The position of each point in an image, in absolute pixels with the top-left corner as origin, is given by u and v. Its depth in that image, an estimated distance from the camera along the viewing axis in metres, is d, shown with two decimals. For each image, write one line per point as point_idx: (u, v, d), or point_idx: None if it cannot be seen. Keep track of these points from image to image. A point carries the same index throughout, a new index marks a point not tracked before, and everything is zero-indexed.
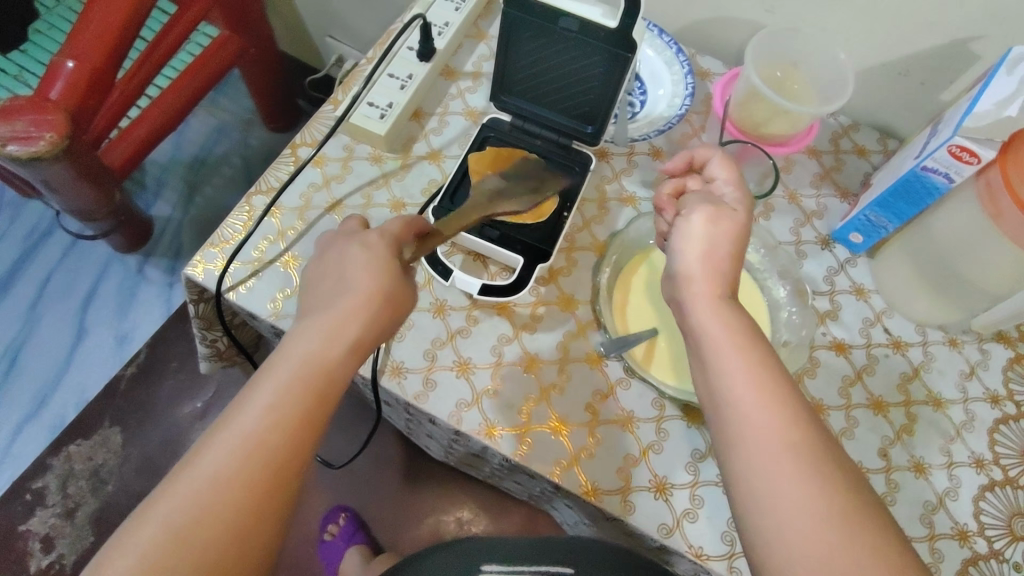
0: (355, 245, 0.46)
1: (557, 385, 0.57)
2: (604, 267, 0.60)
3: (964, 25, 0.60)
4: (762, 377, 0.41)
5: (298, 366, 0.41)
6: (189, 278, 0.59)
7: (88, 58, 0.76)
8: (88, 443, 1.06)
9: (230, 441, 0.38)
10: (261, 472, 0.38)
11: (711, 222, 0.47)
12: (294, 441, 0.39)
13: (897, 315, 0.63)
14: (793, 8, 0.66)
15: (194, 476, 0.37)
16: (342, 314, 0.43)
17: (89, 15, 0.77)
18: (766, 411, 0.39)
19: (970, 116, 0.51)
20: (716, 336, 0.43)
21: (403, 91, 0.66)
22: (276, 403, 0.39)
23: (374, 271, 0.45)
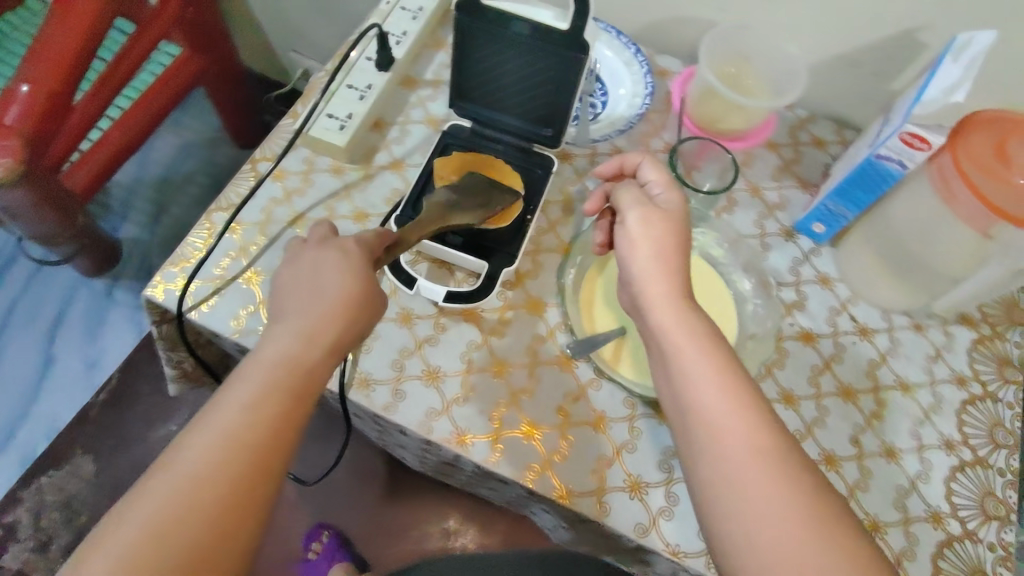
0: (331, 251, 0.46)
1: (527, 389, 0.57)
2: (569, 267, 0.61)
3: (911, 15, 0.61)
4: (726, 380, 0.41)
5: (273, 372, 0.41)
6: (149, 300, 0.59)
7: (45, 82, 0.76)
8: (59, 474, 1.04)
9: (181, 474, 0.37)
10: (217, 499, 0.36)
11: (663, 220, 0.47)
12: (257, 465, 0.38)
13: (862, 302, 0.64)
14: (745, 7, 0.67)
15: (139, 513, 0.35)
16: (322, 316, 0.43)
17: (46, 38, 0.76)
18: (731, 413, 0.39)
19: (918, 103, 0.51)
20: (678, 337, 0.43)
21: (362, 102, 0.66)
22: (235, 430, 0.38)
23: (352, 274, 0.45)
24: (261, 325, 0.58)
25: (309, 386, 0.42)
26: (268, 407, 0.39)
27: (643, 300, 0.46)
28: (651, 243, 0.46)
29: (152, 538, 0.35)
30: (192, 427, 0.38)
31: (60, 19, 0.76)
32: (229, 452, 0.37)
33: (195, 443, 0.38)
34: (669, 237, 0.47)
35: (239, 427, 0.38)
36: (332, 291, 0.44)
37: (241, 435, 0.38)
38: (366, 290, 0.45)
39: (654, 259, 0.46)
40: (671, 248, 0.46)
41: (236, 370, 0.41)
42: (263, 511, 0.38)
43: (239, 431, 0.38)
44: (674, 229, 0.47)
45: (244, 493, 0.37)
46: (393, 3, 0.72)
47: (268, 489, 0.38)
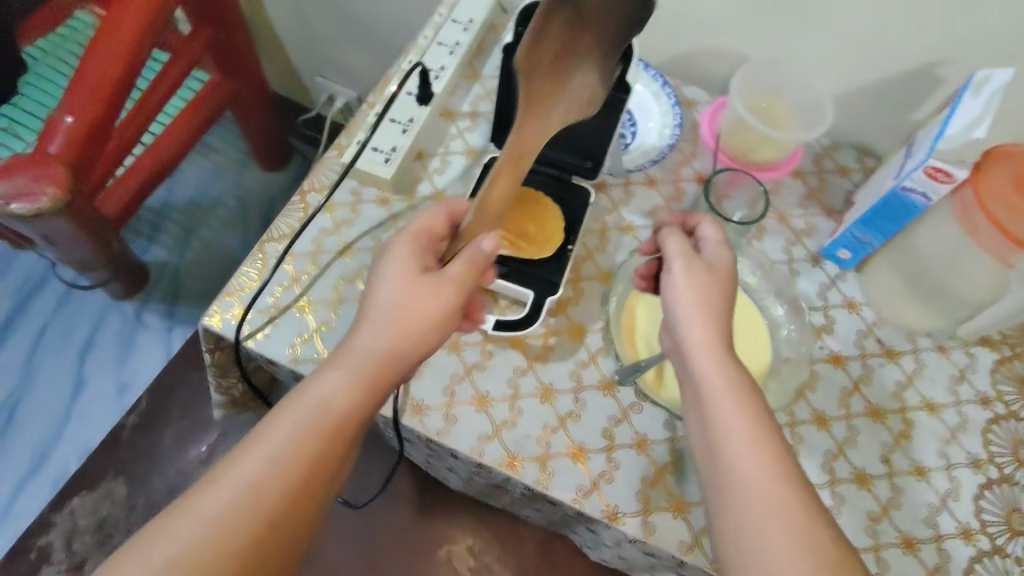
0: (393, 280, 0.51)
1: (573, 413, 0.59)
2: (612, 296, 0.63)
3: (932, 50, 0.64)
4: (751, 421, 0.45)
5: (318, 409, 0.46)
6: (207, 328, 0.61)
7: (87, 112, 0.79)
8: (92, 496, 1.06)
9: (231, 489, 0.42)
10: (257, 515, 0.42)
11: (707, 271, 0.51)
12: (297, 492, 0.43)
13: (888, 325, 0.66)
14: (771, 41, 0.71)
15: (191, 519, 0.41)
16: (370, 355, 0.48)
17: (89, 66, 0.79)
18: (753, 451, 0.43)
19: (941, 139, 0.55)
20: (710, 376, 0.47)
21: (405, 135, 0.69)
22: (280, 457, 0.44)
23: (414, 300, 0.50)
24: (316, 352, 0.60)
25: (356, 426, 0.47)
26: (313, 441, 0.45)
27: (683, 343, 0.49)
28: (694, 290, 0.50)
29: (187, 560, 0.40)
30: (248, 448, 0.44)
31: (106, 48, 0.79)
32: (275, 475, 0.43)
33: (248, 463, 0.43)
34: (712, 288, 0.50)
35: (280, 460, 0.43)
36: (388, 324, 0.49)
37: (280, 472, 0.43)
38: (422, 323, 0.49)
39: (694, 304, 0.49)
40: (712, 296, 0.50)
41: (285, 403, 0.46)
42: (293, 533, 0.43)
43: (275, 467, 0.43)
44: (713, 282, 0.50)
45: (272, 526, 0.42)
46: (431, 38, 0.75)
47: (301, 513, 0.44)
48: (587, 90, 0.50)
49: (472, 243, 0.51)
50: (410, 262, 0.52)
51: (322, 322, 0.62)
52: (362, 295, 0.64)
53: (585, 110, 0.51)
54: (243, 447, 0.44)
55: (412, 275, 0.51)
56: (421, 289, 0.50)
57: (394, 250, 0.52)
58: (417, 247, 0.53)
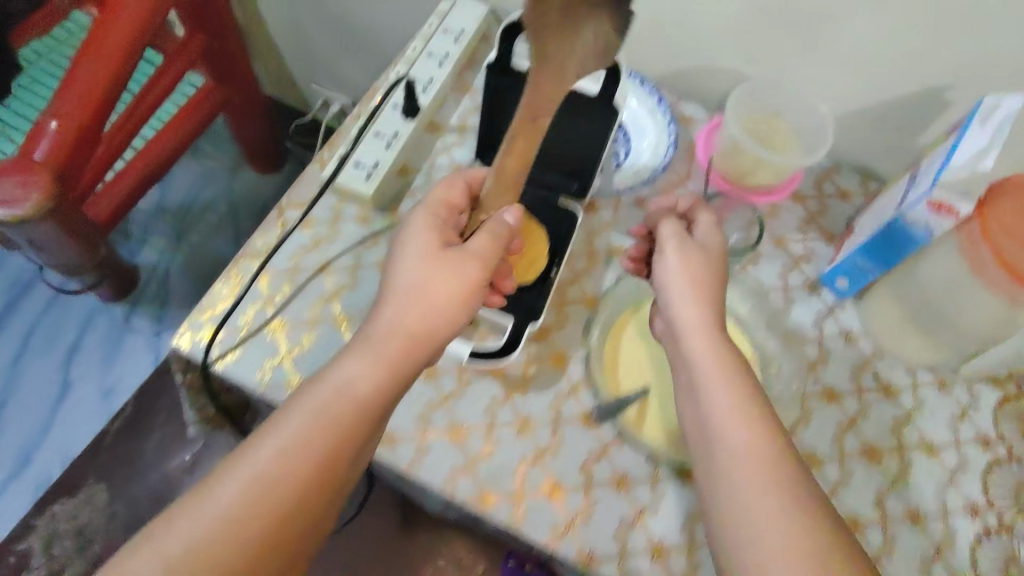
0: (411, 264, 0.50)
1: (550, 447, 0.57)
2: (594, 326, 0.61)
3: (938, 72, 0.61)
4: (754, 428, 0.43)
5: (330, 393, 0.44)
6: (177, 349, 0.60)
7: (73, 116, 0.78)
8: (74, 502, 1.05)
9: (242, 478, 0.41)
10: (272, 504, 0.41)
11: (699, 254, 0.52)
12: (313, 478, 0.42)
13: (886, 359, 0.64)
14: (770, 59, 0.68)
15: (203, 511, 0.40)
16: (386, 337, 0.47)
17: (77, 73, 0.78)
18: (750, 463, 0.41)
19: (946, 170, 0.51)
20: (710, 387, 0.45)
21: (388, 150, 0.66)
22: (290, 443, 0.42)
23: (431, 280, 0.49)
24: (286, 378, 0.59)
25: (374, 409, 0.45)
26: (326, 425, 0.43)
27: (679, 329, 0.50)
28: (689, 272, 0.51)
29: (192, 556, 0.38)
30: (258, 436, 0.43)
31: (94, 53, 0.78)
32: (287, 461, 0.42)
33: (258, 450, 0.42)
34: (704, 273, 0.51)
35: (292, 446, 0.42)
36: (408, 304, 0.48)
37: (294, 461, 0.42)
38: (440, 305, 0.48)
39: (688, 291, 0.50)
40: (705, 281, 0.51)
41: (304, 389, 0.45)
42: (310, 521, 0.42)
43: (288, 456, 0.42)
44: (708, 266, 0.51)
45: (284, 520, 0.41)
46: (421, 49, 0.73)
47: (320, 499, 0.42)
48: (600, 41, 0.48)
49: (497, 216, 0.53)
50: (432, 238, 0.51)
51: (294, 344, 0.60)
52: (336, 318, 0.62)
53: (601, 61, 0.49)
54: (253, 435, 0.43)
55: (432, 253, 0.50)
56: (435, 272, 0.49)
57: (415, 228, 0.52)
58: (438, 222, 0.53)
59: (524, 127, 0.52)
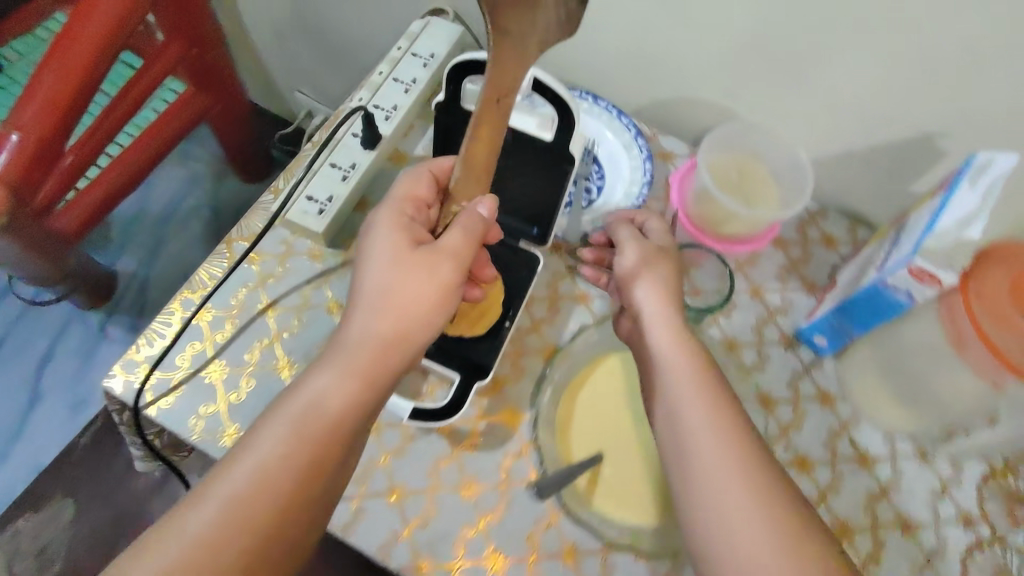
0: (381, 265, 0.46)
1: (496, 512, 0.54)
2: (546, 388, 0.57)
3: (931, 119, 0.57)
4: (732, 441, 0.42)
5: (306, 407, 0.42)
6: (108, 391, 0.57)
7: (34, 129, 0.75)
8: (38, 518, 1.04)
9: (218, 502, 0.38)
10: (252, 528, 0.38)
11: (661, 257, 0.54)
12: (294, 496, 0.40)
13: (864, 425, 0.60)
14: (753, 95, 0.64)
15: (178, 539, 0.37)
16: (363, 344, 0.44)
17: (39, 83, 0.75)
18: (731, 476, 0.41)
19: (930, 234, 0.47)
20: (685, 402, 0.45)
21: (344, 183, 0.63)
22: (266, 462, 0.40)
23: (408, 284, 0.45)
24: (220, 427, 0.56)
25: (351, 419, 0.43)
26: (304, 440, 0.41)
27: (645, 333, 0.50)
28: (653, 279, 0.52)
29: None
30: (232, 456, 0.40)
31: (57, 63, 0.74)
32: (263, 482, 0.39)
33: (233, 473, 0.39)
34: (668, 280, 0.52)
35: (270, 465, 0.40)
36: (378, 310, 0.44)
37: (271, 480, 0.39)
38: (422, 311, 0.45)
39: (653, 298, 0.51)
40: (671, 287, 0.52)
41: (276, 404, 0.43)
42: (294, 540, 0.40)
43: (264, 475, 0.39)
44: (669, 271, 0.53)
45: (265, 543, 0.39)
46: (386, 73, 0.69)
47: (302, 517, 0.40)
48: (562, 11, 0.46)
49: (472, 207, 0.48)
50: (401, 237, 0.47)
51: (232, 391, 0.57)
52: (278, 362, 0.59)
53: (563, 34, 0.47)
54: (226, 455, 0.41)
55: (399, 253, 0.46)
56: (414, 275, 0.45)
57: (379, 229, 0.48)
58: (404, 220, 0.48)
59: (489, 109, 0.47)
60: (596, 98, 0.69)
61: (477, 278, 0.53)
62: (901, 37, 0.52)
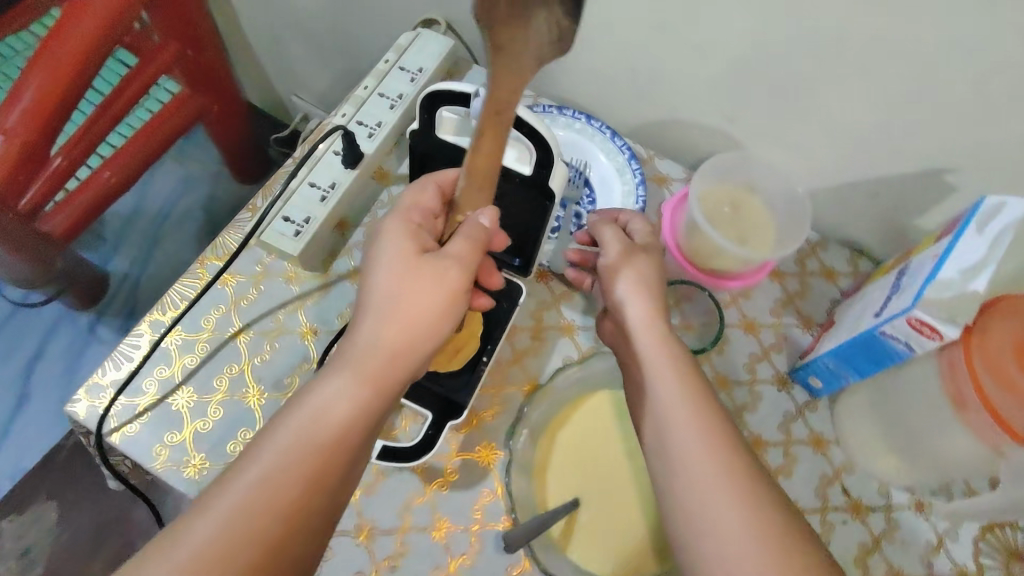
0: (395, 260, 0.42)
1: (467, 555, 0.51)
2: (521, 430, 0.54)
3: (941, 153, 0.54)
4: (729, 479, 0.37)
5: (313, 410, 0.37)
6: (72, 417, 0.55)
7: (18, 133, 0.73)
8: (20, 520, 1.03)
9: (218, 513, 0.33)
10: (255, 540, 0.33)
11: (643, 251, 0.51)
12: (302, 507, 0.35)
13: (858, 472, 0.57)
14: (753, 120, 0.61)
15: (175, 554, 0.32)
16: (378, 342, 0.40)
17: (23, 86, 0.72)
18: (727, 521, 0.36)
19: (930, 285, 0.44)
20: (672, 414, 0.41)
21: (323, 205, 0.61)
22: (272, 470, 0.35)
23: (426, 283, 0.41)
24: (185, 457, 0.54)
25: (364, 423, 0.38)
26: (313, 442, 0.36)
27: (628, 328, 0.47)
28: (636, 273, 0.49)
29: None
30: (233, 468, 0.35)
31: (43, 65, 0.72)
32: (268, 489, 0.34)
33: (234, 483, 0.34)
34: (652, 274, 0.50)
35: (275, 472, 0.35)
36: (391, 312, 0.41)
37: (277, 489, 0.34)
38: (443, 309, 0.42)
39: (635, 291, 0.48)
40: (653, 280, 0.49)
41: (283, 410, 0.38)
42: (301, 557, 0.35)
43: (271, 483, 0.35)
44: (653, 262, 0.51)
45: (269, 562, 0.33)
46: (372, 87, 0.67)
47: (312, 532, 0.35)
48: (552, 29, 0.36)
49: (472, 217, 0.44)
50: (410, 240, 0.44)
51: (199, 419, 0.55)
52: (248, 389, 0.57)
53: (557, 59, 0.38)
54: (224, 470, 0.36)
55: (410, 257, 0.43)
56: (432, 273, 0.42)
57: (388, 234, 0.44)
58: (413, 226, 0.45)
59: (488, 122, 0.39)
60: (590, 118, 0.66)
61: (483, 284, 0.51)
62: (908, 68, 0.49)
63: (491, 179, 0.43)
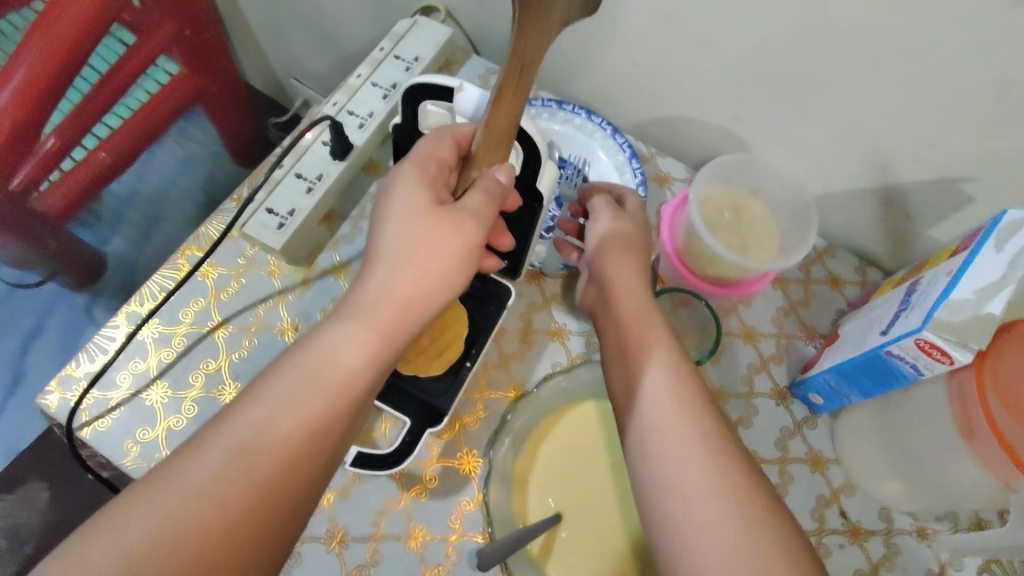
0: (414, 198, 0.39)
1: (443, 567, 0.50)
2: (502, 439, 0.51)
3: (958, 162, 0.51)
4: (715, 483, 0.35)
5: (317, 357, 0.35)
6: (43, 409, 0.53)
7: (8, 113, 0.70)
8: (10, 499, 0.97)
9: (217, 454, 0.31)
10: (252, 485, 0.31)
11: (632, 234, 0.51)
12: (301, 455, 0.33)
13: (858, 493, 0.55)
14: (760, 121, 0.58)
15: (168, 495, 0.30)
16: (391, 287, 0.37)
17: (14, 64, 0.70)
18: (714, 526, 0.33)
19: (943, 305, 0.41)
20: (654, 404, 0.39)
21: (309, 196, 0.59)
22: (272, 414, 0.33)
23: (441, 229, 0.38)
24: (157, 455, 0.52)
25: (372, 372, 0.36)
26: (317, 390, 0.34)
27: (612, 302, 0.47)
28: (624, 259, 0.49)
29: (152, 554, 0.28)
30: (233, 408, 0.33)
31: (35, 43, 0.69)
32: (266, 434, 0.32)
33: (234, 426, 0.32)
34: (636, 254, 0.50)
35: (275, 418, 0.33)
36: (403, 259, 0.38)
37: (279, 435, 0.32)
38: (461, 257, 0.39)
39: (622, 268, 0.48)
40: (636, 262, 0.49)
41: (286, 354, 0.36)
42: (301, 505, 0.33)
43: (273, 429, 0.32)
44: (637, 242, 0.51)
45: (266, 510, 0.31)
46: (365, 75, 0.64)
47: (312, 479, 0.33)
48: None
49: (487, 173, 0.41)
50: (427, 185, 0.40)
51: (172, 416, 0.53)
52: (223, 386, 0.55)
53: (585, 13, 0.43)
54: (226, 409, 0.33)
55: (425, 205, 0.39)
56: (452, 219, 0.39)
57: (401, 182, 0.40)
58: (428, 176, 0.40)
59: (510, 79, 0.38)
60: (590, 114, 0.64)
61: (494, 246, 0.48)
62: (928, 71, 0.46)
63: (509, 142, 0.41)
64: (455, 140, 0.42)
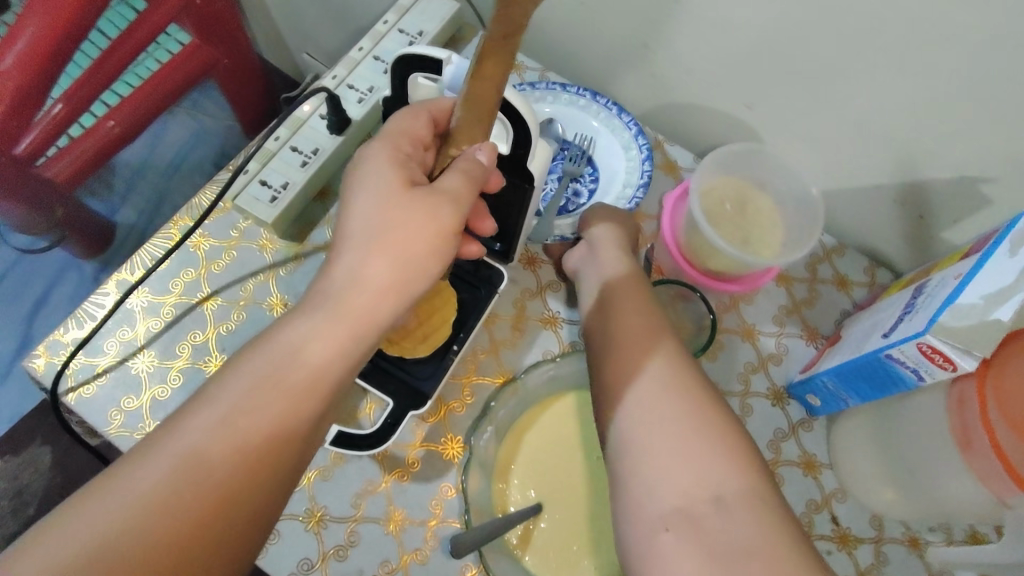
0: (394, 177, 0.38)
1: (420, 552, 0.49)
2: (485, 427, 0.50)
3: (975, 161, 0.48)
4: (675, 437, 0.37)
5: (287, 343, 0.34)
6: (30, 374, 0.54)
7: (12, 77, 0.65)
8: (15, 461, 0.97)
9: (175, 454, 0.30)
10: (212, 480, 0.30)
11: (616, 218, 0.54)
12: (262, 453, 0.32)
13: (850, 500, 0.53)
14: (773, 109, 0.56)
15: (124, 494, 0.29)
16: (367, 274, 0.36)
17: (18, 31, 0.66)
18: (668, 460, 0.36)
19: (950, 309, 0.39)
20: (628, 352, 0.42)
21: (303, 170, 0.58)
22: (240, 407, 0.32)
23: (423, 212, 0.37)
24: (140, 424, 0.52)
25: (345, 366, 0.35)
26: (285, 381, 0.33)
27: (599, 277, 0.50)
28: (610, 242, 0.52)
29: (100, 557, 0.28)
30: (198, 398, 0.32)
31: (39, 8, 0.65)
32: (226, 431, 0.31)
33: (197, 421, 0.31)
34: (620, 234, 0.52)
35: (235, 416, 0.32)
36: (378, 239, 0.36)
37: (237, 436, 0.31)
38: (442, 242, 0.38)
39: (610, 245, 0.51)
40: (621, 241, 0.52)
41: (255, 345, 0.34)
42: (268, 498, 0.32)
43: (230, 430, 0.31)
44: (628, 229, 0.54)
45: (227, 507, 0.31)
46: (367, 49, 0.63)
47: (277, 475, 0.32)
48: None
49: (467, 152, 0.39)
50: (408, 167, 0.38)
51: (157, 385, 0.53)
52: (210, 358, 0.54)
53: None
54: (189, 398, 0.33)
55: (407, 186, 0.38)
56: (434, 201, 0.37)
57: (382, 159, 0.39)
58: (402, 156, 0.39)
59: None
60: (595, 94, 0.62)
61: (475, 232, 0.46)
62: (951, 60, 0.44)
63: (493, 114, 0.38)
64: (432, 116, 0.41)
